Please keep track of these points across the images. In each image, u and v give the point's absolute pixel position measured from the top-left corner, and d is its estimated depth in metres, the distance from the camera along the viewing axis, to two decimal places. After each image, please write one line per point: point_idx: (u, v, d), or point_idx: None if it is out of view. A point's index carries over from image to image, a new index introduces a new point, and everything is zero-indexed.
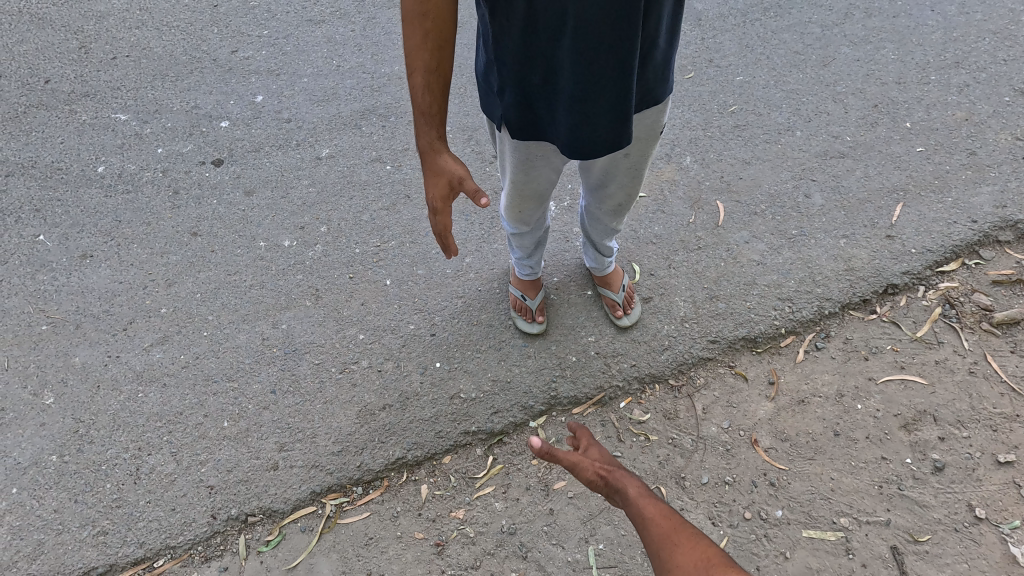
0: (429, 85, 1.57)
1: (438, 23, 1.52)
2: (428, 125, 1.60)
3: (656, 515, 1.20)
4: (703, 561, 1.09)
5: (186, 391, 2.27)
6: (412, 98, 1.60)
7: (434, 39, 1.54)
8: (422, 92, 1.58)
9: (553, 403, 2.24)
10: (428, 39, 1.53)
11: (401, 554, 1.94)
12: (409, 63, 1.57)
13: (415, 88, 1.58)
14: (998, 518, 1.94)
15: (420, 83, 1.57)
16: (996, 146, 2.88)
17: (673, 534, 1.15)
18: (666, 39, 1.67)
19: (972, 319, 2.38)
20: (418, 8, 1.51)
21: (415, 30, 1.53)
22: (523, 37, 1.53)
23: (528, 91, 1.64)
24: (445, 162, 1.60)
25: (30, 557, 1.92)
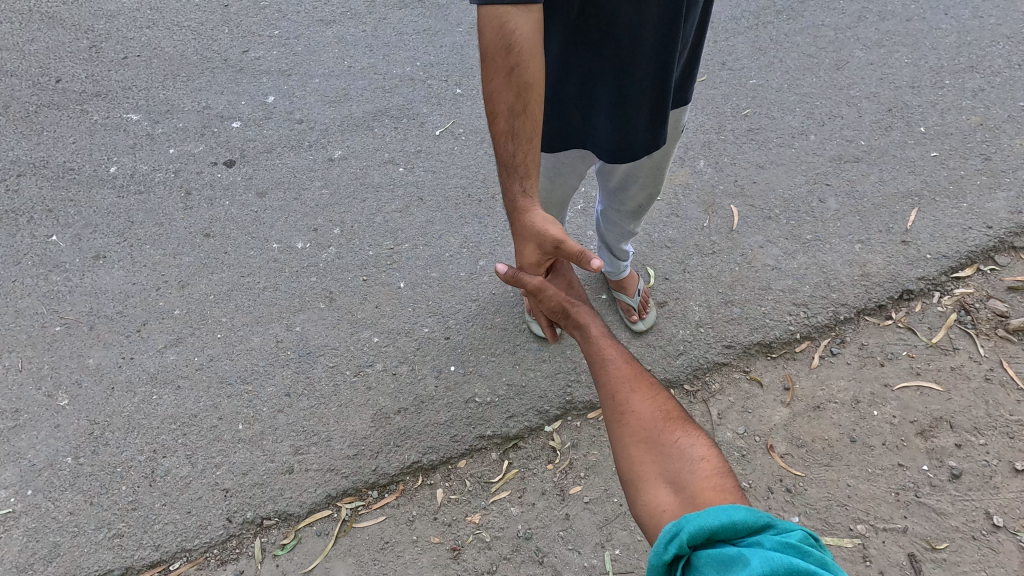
0: (514, 132, 1.53)
1: (521, 61, 1.46)
2: (513, 180, 1.57)
3: (618, 357, 1.43)
4: (659, 408, 1.32)
5: (200, 393, 2.27)
6: (496, 148, 1.56)
7: (517, 80, 1.48)
8: (507, 140, 1.54)
9: (568, 408, 2.24)
10: (512, 79, 1.48)
11: (417, 558, 1.94)
12: (491, 104, 1.52)
13: (502, 136, 1.54)
14: (1016, 527, 1.94)
15: (506, 132, 1.53)
16: (1012, 151, 2.88)
17: (633, 379, 1.37)
18: (693, 41, 1.79)
19: (988, 325, 2.37)
20: (501, 43, 1.45)
21: (500, 71, 1.48)
22: (563, 49, 1.63)
23: (564, 102, 1.74)
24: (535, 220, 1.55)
25: (46, 559, 1.92)
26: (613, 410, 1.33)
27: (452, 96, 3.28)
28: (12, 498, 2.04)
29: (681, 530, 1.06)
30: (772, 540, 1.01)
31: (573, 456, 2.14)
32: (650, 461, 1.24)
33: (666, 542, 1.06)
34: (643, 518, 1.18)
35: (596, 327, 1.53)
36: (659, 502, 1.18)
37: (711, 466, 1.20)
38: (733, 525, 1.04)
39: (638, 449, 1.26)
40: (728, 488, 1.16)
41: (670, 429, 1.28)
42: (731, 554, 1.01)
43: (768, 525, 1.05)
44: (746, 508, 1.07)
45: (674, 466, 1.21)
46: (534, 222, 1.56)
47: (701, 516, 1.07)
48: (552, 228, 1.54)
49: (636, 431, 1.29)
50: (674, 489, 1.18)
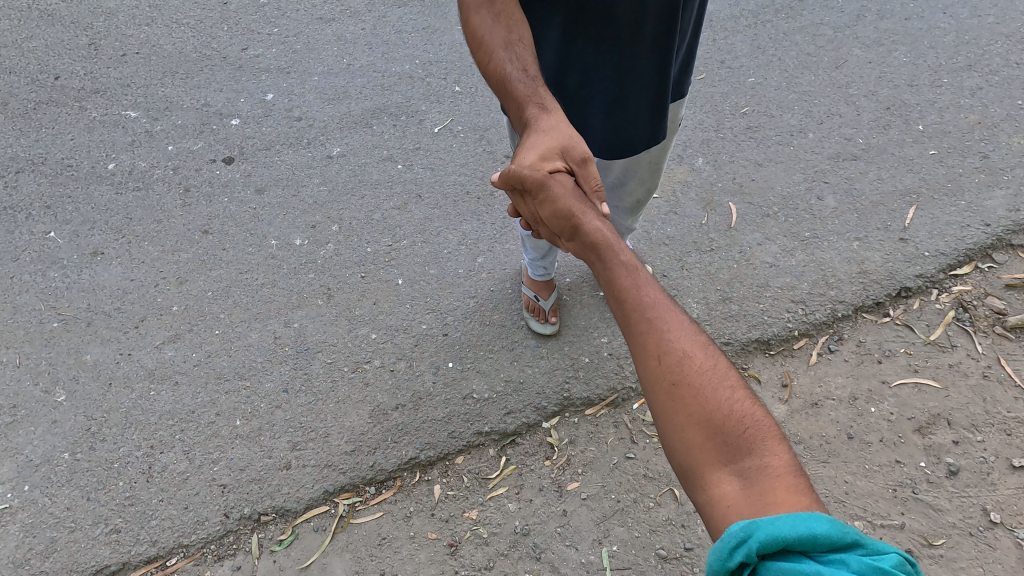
0: (514, 54, 1.64)
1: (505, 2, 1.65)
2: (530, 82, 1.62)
3: (667, 309, 1.28)
4: (722, 382, 1.18)
5: (198, 389, 2.27)
6: (503, 74, 1.64)
7: (504, 13, 1.65)
8: (511, 61, 1.64)
9: (566, 404, 2.25)
10: (500, 19, 1.66)
11: (415, 554, 1.94)
12: (484, 43, 1.67)
13: (501, 62, 1.64)
14: (1013, 523, 1.94)
15: (506, 56, 1.64)
16: (1010, 149, 2.88)
17: (689, 343, 1.23)
18: (690, 33, 1.83)
19: (986, 322, 2.37)
20: None
21: (486, 12, 1.67)
22: (561, 45, 1.69)
23: (563, 97, 1.79)
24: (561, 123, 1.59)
25: (43, 555, 1.92)
26: (666, 378, 1.19)
27: (451, 94, 3.28)
28: (9, 493, 2.03)
29: (749, 535, 0.98)
30: (860, 563, 0.94)
31: (570, 452, 2.14)
32: (711, 448, 1.12)
33: (732, 547, 0.99)
34: (704, 510, 1.09)
35: (630, 260, 1.40)
36: (724, 498, 1.07)
37: (784, 462, 1.09)
38: (813, 539, 0.96)
39: (697, 431, 1.14)
40: (802, 490, 1.06)
41: (737, 412, 1.14)
42: (809, 571, 0.94)
43: (855, 543, 0.97)
44: (828, 518, 0.98)
45: (740, 458, 1.10)
46: (561, 128, 1.58)
47: (776, 521, 0.98)
48: (581, 139, 1.58)
49: (697, 410, 1.15)
50: (742, 484, 1.07)
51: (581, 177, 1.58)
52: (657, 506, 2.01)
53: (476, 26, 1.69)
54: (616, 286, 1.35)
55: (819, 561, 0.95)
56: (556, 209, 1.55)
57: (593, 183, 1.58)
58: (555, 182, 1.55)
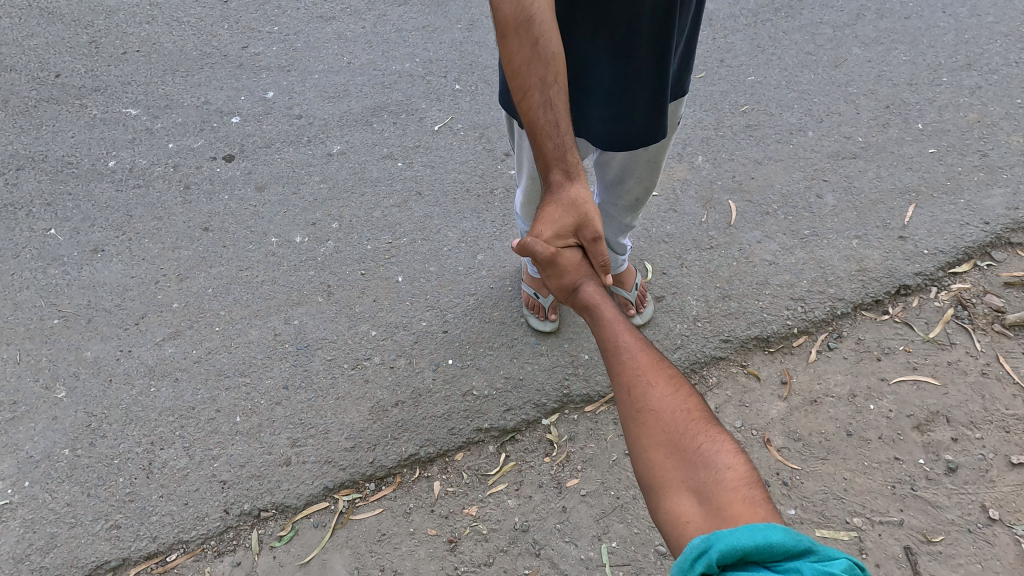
0: (549, 101, 1.61)
1: (542, 29, 1.58)
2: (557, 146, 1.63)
3: (639, 351, 1.37)
4: (682, 408, 1.25)
5: (198, 386, 2.27)
6: (530, 121, 1.63)
7: (538, 43, 1.58)
8: (542, 110, 1.62)
9: (565, 401, 2.25)
10: (538, 51, 1.59)
11: (414, 550, 1.94)
12: (519, 76, 1.61)
13: (536, 106, 1.62)
14: (1011, 520, 1.94)
15: (541, 102, 1.61)
16: (1009, 147, 2.88)
17: (656, 377, 1.31)
18: (690, 30, 1.84)
19: (985, 320, 2.38)
20: (520, 14, 1.56)
21: (524, 41, 1.59)
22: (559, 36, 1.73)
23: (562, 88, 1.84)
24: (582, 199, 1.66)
25: (43, 550, 1.92)
26: (633, 409, 1.27)
27: (451, 92, 3.28)
28: (9, 489, 2.04)
29: (708, 548, 1.00)
30: (813, 569, 0.94)
31: (570, 449, 2.15)
32: (671, 466, 1.17)
33: (692, 560, 1.00)
34: (664, 528, 1.11)
35: (614, 318, 1.52)
36: (682, 513, 1.10)
37: (738, 474, 1.12)
38: (769, 547, 0.96)
39: (659, 451, 1.20)
40: (756, 501, 1.08)
41: (694, 432, 1.20)
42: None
43: (810, 550, 0.97)
44: (782, 528, 0.99)
45: (697, 473, 1.14)
46: (580, 203, 1.66)
47: (734, 533, 0.99)
48: (597, 218, 1.66)
49: (657, 432, 1.22)
50: (699, 499, 1.11)
51: (590, 252, 1.68)
52: None
53: (511, 53, 1.61)
54: (602, 336, 1.46)
55: (775, 571, 0.96)
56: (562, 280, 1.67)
57: (602, 259, 1.68)
58: (565, 258, 1.66)
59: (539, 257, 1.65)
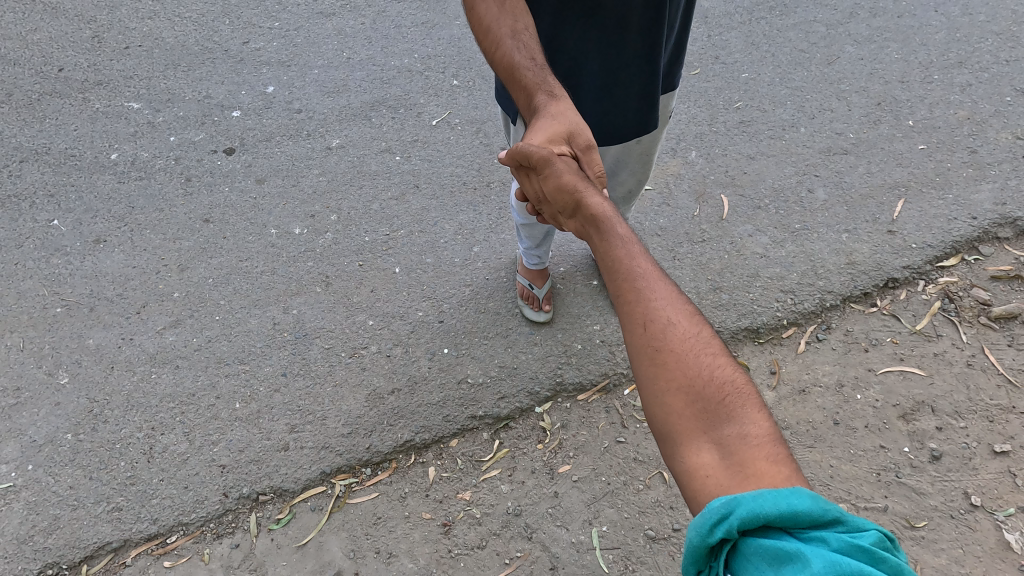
0: (521, 41, 1.70)
1: None
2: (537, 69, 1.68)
3: (657, 282, 1.30)
4: (703, 351, 1.20)
5: (198, 372, 2.31)
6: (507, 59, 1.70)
7: None
8: (516, 48, 1.70)
9: (558, 389, 2.30)
10: (506, 5, 1.72)
11: (408, 534, 1.98)
12: (491, 31, 1.73)
13: (509, 50, 1.70)
14: (993, 506, 1.98)
15: (514, 45, 1.70)
16: (997, 144, 2.93)
17: (675, 313, 1.25)
18: (681, 25, 1.90)
19: (971, 313, 2.42)
20: None
21: (493, 3, 1.73)
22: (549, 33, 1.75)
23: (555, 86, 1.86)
24: (568, 110, 1.65)
25: (46, 532, 1.96)
26: (650, 346, 1.21)
27: (449, 88, 3.33)
28: (12, 472, 2.08)
29: (731, 512, 0.98)
30: (839, 540, 0.93)
31: (562, 436, 2.19)
32: (692, 415, 1.13)
33: (713, 523, 0.98)
34: (682, 480, 1.09)
35: (626, 234, 1.44)
36: (703, 466, 1.08)
37: (762, 430, 1.10)
38: (794, 516, 0.95)
39: (678, 396, 1.15)
40: (781, 459, 1.05)
41: (716, 379, 1.16)
42: (789, 549, 0.94)
43: (837, 520, 0.96)
44: (809, 496, 0.98)
45: (720, 426, 1.11)
46: (566, 116, 1.65)
47: (758, 498, 0.98)
48: (586, 127, 1.66)
49: (677, 376, 1.17)
50: (721, 454, 1.08)
51: (585, 163, 1.65)
52: (646, 489, 2.06)
53: (480, 15, 1.76)
54: (610, 258, 1.39)
55: (798, 539, 0.95)
56: (559, 183, 1.59)
57: (596, 169, 1.65)
58: (561, 163, 1.60)
59: (532, 159, 1.61)
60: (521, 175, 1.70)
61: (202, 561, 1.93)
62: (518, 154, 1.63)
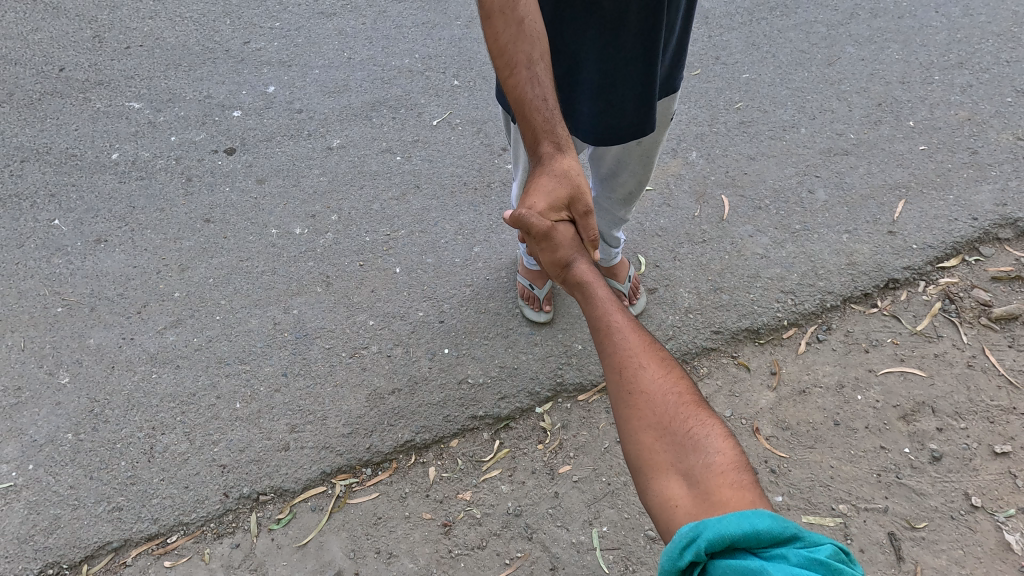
0: (535, 79, 1.68)
1: (526, 12, 1.67)
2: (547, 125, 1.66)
3: (631, 333, 1.35)
4: (673, 391, 1.23)
5: (199, 372, 2.32)
6: (517, 100, 1.69)
7: (520, 21, 1.67)
8: (527, 87, 1.68)
9: (558, 390, 2.30)
10: (523, 31, 1.67)
11: (409, 534, 1.98)
12: (506, 53, 1.69)
13: (522, 83, 1.68)
14: (993, 507, 1.98)
15: (528, 77, 1.68)
16: (998, 145, 2.93)
17: (646, 358, 1.29)
18: (681, 28, 1.90)
19: (972, 313, 2.42)
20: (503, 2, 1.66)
21: (510, 22, 1.67)
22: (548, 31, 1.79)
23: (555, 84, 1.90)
24: (574, 171, 1.66)
25: (46, 532, 1.96)
26: (623, 388, 1.24)
27: (450, 88, 3.33)
28: (12, 472, 2.08)
29: (697, 535, 0.99)
30: (798, 555, 0.94)
31: (562, 436, 2.19)
32: (661, 448, 1.15)
33: (681, 547, 0.98)
34: (654, 512, 1.10)
35: (607, 296, 1.49)
36: (672, 497, 1.09)
37: (727, 458, 1.12)
38: (756, 535, 0.96)
39: (648, 433, 1.17)
40: (745, 486, 1.07)
41: (683, 414, 1.18)
42: (754, 567, 0.94)
43: (795, 536, 0.97)
44: (769, 515, 0.99)
45: (687, 457, 1.12)
46: (570, 174, 1.65)
47: (722, 521, 0.99)
48: (588, 190, 1.67)
49: (646, 414, 1.19)
50: (689, 483, 1.09)
51: (582, 227, 1.68)
52: None
53: (497, 32, 1.69)
54: (591, 314, 1.44)
55: (762, 557, 0.96)
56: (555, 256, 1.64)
57: (591, 234, 1.69)
58: (558, 232, 1.64)
59: (532, 229, 1.63)
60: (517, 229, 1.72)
61: (203, 561, 1.93)
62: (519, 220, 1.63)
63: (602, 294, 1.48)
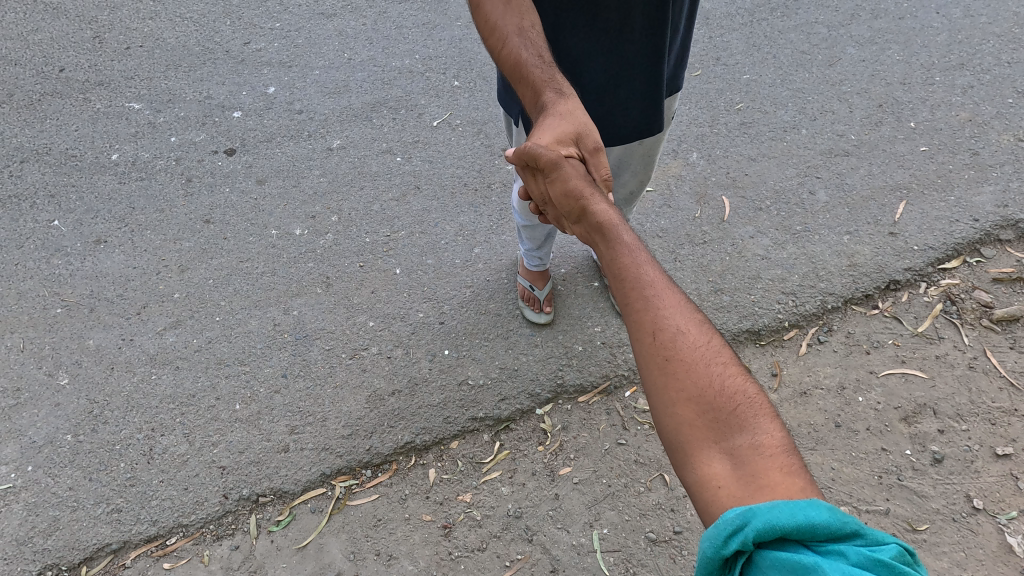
0: (528, 42, 1.70)
1: None
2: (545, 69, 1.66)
3: (665, 292, 1.29)
4: (714, 361, 1.19)
5: (199, 373, 2.31)
6: (513, 60, 1.70)
7: None
8: (522, 48, 1.70)
9: (558, 391, 2.29)
10: (512, 7, 1.72)
11: (409, 536, 1.98)
12: (497, 29, 1.73)
13: (515, 49, 1.70)
14: (995, 510, 1.98)
15: (520, 43, 1.70)
16: (999, 146, 2.92)
17: (685, 322, 1.23)
18: (685, 27, 1.90)
19: (973, 315, 2.41)
20: None
21: (498, 1, 1.74)
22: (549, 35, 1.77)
23: None
24: (576, 109, 1.64)
25: (45, 533, 1.96)
26: (660, 354, 1.20)
27: (450, 89, 3.33)
28: (12, 473, 2.08)
29: (745, 524, 0.96)
30: (857, 553, 0.92)
31: (563, 438, 2.18)
32: (703, 425, 1.12)
33: (727, 535, 0.97)
34: (693, 492, 1.08)
35: (632, 241, 1.42)
36: (716, 478, 1.07)
37: (775, 440, 1.09)
38: (810, 529, 0.94)
39: (690, 408, 1.14)
40: (795, 470, 1.04)
41: (727, 389, 1.15)
42: (806, 562, 0.92)
43: (854, 533, 0.95)
44: (826, 507, 0.96)
45: (733, 437, 1.10)
46: (575, 116, 1.63)
47: (773, 510, 0.96)
48: (595, 130, 1.64)
49: (688, 387, 1.16)
50: (733, 465, 1.07)
51: (591, 165, 1.61)
52: (647, 491, 2.05)
53: (487, 14, 1.76)
54: (618, 266, 1.37)
55: (816, 551, 0.94)
56: (566, 189, 1.56)
57: (602, 172, 1.62)
58: (568, 166, 1.57)
59: (539, 160, 1.57)
60: (526, 175, 1.67)
61: (202, 562, 1.93)
62: (524, 155, 1.59)
63: (623, 237, 1.42)
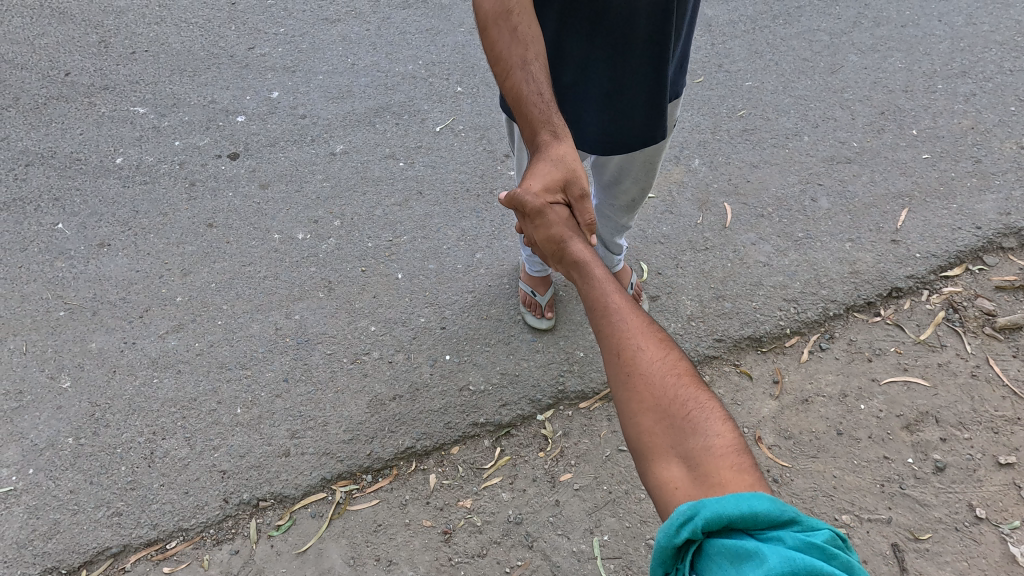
0: (531, 77, 1.68)
1: (521, 19, 1.69)
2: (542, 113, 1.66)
3: (630, 314, 1.34)
4: (670, 372, 1.22)
5: (200, 378, 2.31)
6: (513, 96, 1.69)
7: (514, 24, 1.68)
8: (523, 84, 1.68)
9: (560, 397, 2.29)
10: (518, 35, 1.68)
11: (409, 541, 1.97)
12: (502, 59, 1.70)
13: (518, 83, 1.68)
14: (998, 519, 1.96)
15: (523, 77, 1.68)
16: (1002, 154, 2.93)
17: (646, 339, 1.28)
18: (687, 33, 1.91)
19: (976, 323, 2.41)
20: (501, 7, 1.68)
21: (505, 28, 1.69)
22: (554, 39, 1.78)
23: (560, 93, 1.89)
24: (569, 156, 1.65)
25: (46, 536, 1.96)
26: (622, 372, 1.24)
27: (453, 94, 3.34)
28: (12, 476, 2.08)
29: (695, 514, 0.99)
30: (794, 538, 0.93)
31: (564, 444, 2.18)
32: (659, 432, 1.15)
33: (678, 525, 0.99)
34: (653, 493, 1.10)
35: (605, 277, 1.48)
36: (671, 480, 1.09)
37: (726, 441, 1.11)
38: (753, 516, 0.96)
39: (649, 417, 1.17)
40: (744, 468, 1.07)
41: (681, 396, 1.18)
42: (748, 548, 0.93)
43: (793, 520, 0.96)
44: (768, 498, 0.99)
45: (686, 440, 1.12)
46: (566, 160, 1.65)
47: (719, 501, 0.99)
48: (584, 175, 1.66)
49: (646, 398, 1.19)
50: (688, 465, 1.09)
51: (577, 210, 1.68)
52: (648, 498, 2.05)
53: (493, 39, 1.71)
54: (590, 297, 1.43)
55: (758, 539, 0.95)
56: (549, 235, 1.65)
57: (587, 218, 1.68)
58: (554, 213, 1.65)
59: (526, 207, 1.65)
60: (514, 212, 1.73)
61: (202, 567, 1.93)
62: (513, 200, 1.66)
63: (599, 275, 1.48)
